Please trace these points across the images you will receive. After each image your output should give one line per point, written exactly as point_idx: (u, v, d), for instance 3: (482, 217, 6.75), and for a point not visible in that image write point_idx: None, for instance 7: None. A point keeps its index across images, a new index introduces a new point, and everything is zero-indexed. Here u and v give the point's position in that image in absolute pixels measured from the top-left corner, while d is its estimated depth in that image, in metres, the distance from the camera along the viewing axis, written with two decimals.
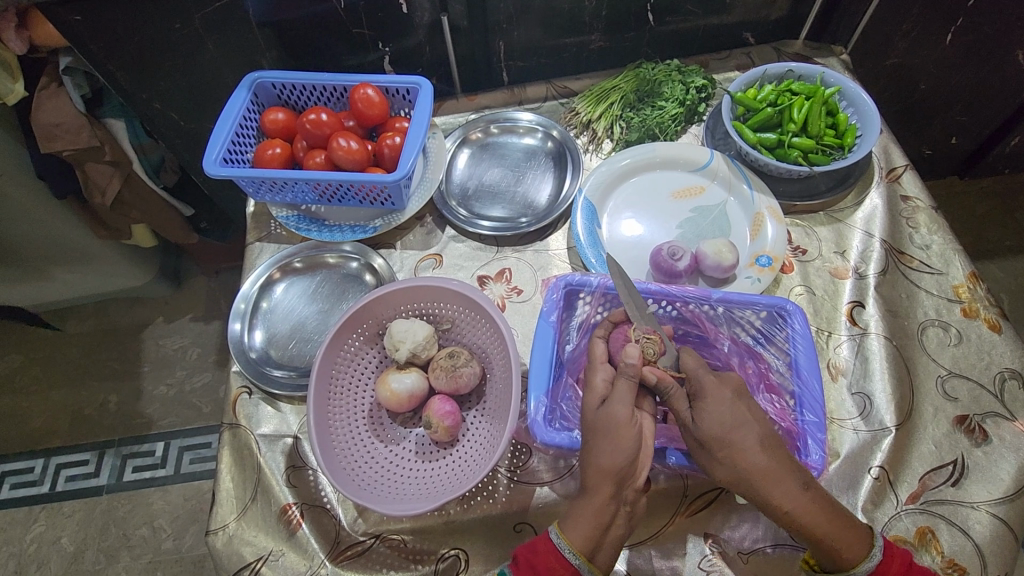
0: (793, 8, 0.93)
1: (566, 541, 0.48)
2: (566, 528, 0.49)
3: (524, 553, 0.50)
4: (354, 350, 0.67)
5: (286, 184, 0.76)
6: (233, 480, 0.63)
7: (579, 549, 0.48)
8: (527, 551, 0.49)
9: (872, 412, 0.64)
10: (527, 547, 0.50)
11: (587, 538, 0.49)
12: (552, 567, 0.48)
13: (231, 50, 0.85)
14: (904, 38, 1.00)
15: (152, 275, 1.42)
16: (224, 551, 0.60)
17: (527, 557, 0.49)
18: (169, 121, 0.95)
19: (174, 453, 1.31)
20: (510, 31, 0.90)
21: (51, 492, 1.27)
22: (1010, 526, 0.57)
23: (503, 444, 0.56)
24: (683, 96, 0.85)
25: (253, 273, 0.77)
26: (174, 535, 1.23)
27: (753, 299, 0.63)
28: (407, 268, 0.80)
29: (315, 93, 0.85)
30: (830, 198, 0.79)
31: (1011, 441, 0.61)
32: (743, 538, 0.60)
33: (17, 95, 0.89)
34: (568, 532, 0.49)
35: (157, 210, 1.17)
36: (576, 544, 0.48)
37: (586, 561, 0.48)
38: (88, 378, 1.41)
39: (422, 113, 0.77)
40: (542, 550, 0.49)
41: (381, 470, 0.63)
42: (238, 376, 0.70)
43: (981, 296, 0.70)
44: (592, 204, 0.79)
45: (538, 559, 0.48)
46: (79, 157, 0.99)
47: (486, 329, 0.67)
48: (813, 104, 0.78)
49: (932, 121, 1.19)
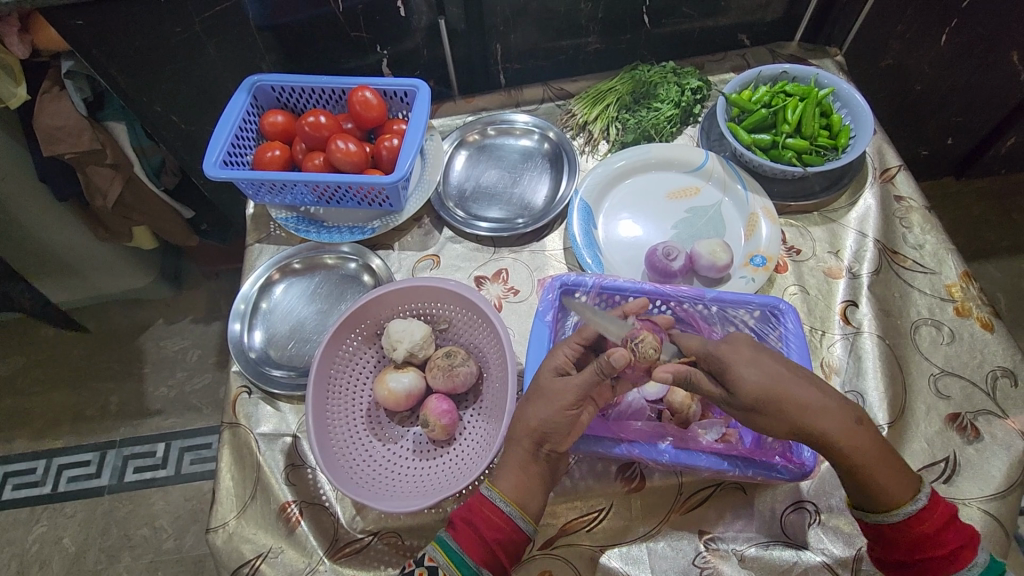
0: (788, 10, 0.94)
1: (498, 493, 0.52)
2: (499, 485, 0.52)
3: (459, 513, 0.52)
4: (352, 350, 0.67)
5: (285, 186, 0.77)
6: (232, 479, 0.64)
7: (509, 500, 0.51)
8: (464, 511, 0.52)
9: (865, 410, 0.65)
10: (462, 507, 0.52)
11: (514, 490, 0.52)
12: (490, 518, 0.51)
13: (230, 53, 0.86)
14: (899, 40, 1.01)
15: (153, 277, 1.43)
16: (223, 548, 0.60)
17: (463, 516, 0.52)
18: (169, 124, 0.96)
19: (175, 453, 1.32)
20: (507, 34, 0.91)
21: (53, 492, 1.28)
22: (1001, 522, 0.57)
23: (499, 442, 0.57)
24: (678, 98, 0.86)
25: (253, 274, 0.78)
26: (175, 536, 1.24)
27: (746, 298, 0.65)
28: (405, 268, 0.81)
29: (314, 96, 0.86)
30: (824, 198, 0.79)
31: (1003, 439, 0.62)
32: (737, 535, 0.60)
33: (20, 98, 0.91)
34: (498, 484, 0.52)
35: (158, 212, 1.18)
36: (505, 492, 0.52)
37: (517, 509, 0.51)
38: (89, 380, 1.42)
39: (419, 115, 0.77)
40: (480, 509, 0.51)
41: (379, 468, 0.63)
42: (237, 375, 0.71)
43: (973, 295, 0.71)
44: (588, 204, 0.80)
45: (478, 518, 0.51)
46: (81, 160, 1.00)
47: (483, 328, 0.67)
48: (807, 105, 0.79)
49: (928, 121, 1.20)
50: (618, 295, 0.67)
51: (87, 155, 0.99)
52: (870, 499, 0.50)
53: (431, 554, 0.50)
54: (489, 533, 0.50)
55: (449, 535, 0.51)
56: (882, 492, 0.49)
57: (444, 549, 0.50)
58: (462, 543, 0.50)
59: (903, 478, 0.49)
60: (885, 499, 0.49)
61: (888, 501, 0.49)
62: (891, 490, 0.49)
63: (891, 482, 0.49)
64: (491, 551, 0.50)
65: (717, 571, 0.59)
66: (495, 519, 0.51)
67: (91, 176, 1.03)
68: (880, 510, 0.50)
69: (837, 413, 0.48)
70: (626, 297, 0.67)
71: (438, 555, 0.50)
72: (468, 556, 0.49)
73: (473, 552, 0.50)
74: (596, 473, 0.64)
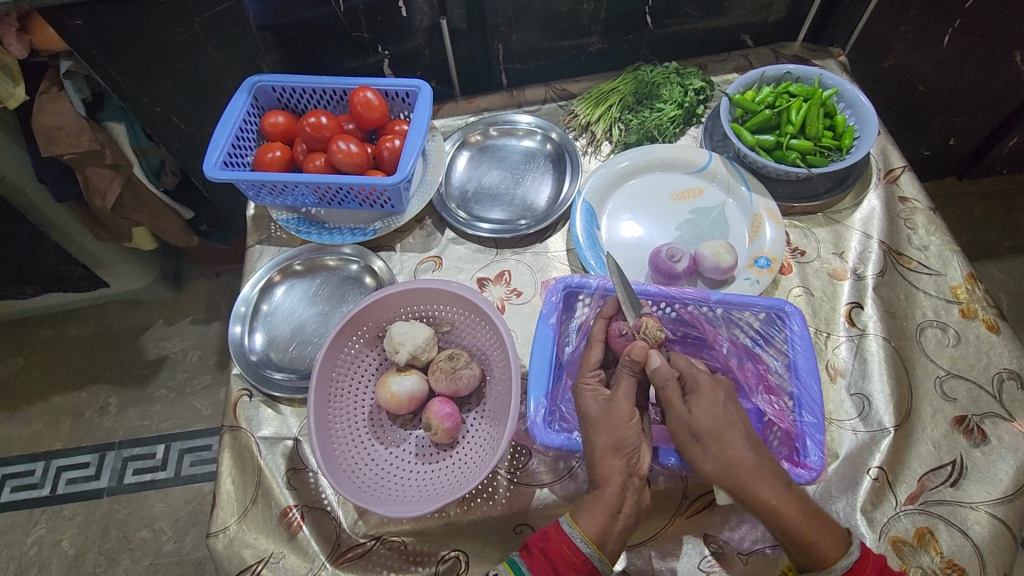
0: (791, 10, 0.94)
1: (578, 530, 0.50)
2: (580, 519, 0.51)
3: (536, 542, 0.50)
4: (354, 353, 0.67)
5: (286, 187, 0.77)
6: (233, 483, 0.63)
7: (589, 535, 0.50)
8: (540, 541, 0.51)
9: (871, 413, 0.64)
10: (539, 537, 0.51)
11: (597, 525, 0.50)
12: (567, 556, 0.49)
13: (231, 53, 0.85)
14: (902, 40, 1.00)
15: (152, 278, 1.42)
16: (224, 553, 0.60)
17: (540, 546, 0.50)
18: (169, 125, 0.95)
19: (175, 455, 1.32)
20: (509, 34, 0.90)
21: (52, 495, 1.28)
22: (1009, 526, 0.57)
23: (502, 446, 0.56)
24: (680, 98, 0.85)
25: (254, 275, 0.78)
26: (174, 538, 1.24)
27: (751, 300, 0.64)
28: (407, 270, 0.80)
29: (315, 96, 0.85)
30: (829, 199, 0.79)
31: (1010, 442, 0.61)
32: (742, 539, 0.60)
33: (18, 98, 0.91)
34: (579, 521, 0.50)
35: (157, 213, 1.17)
36: (588, 532, 0.50)
37: (596, 549, 0.49)
38: (88, 381, 1.41)
39: (421, 116, 0.77)
40: (560, 542, 0.50)
41: (382, 472, 0.63)
42: (238, 378, 0.70)
43: (978, 297, 0.71)
44: (591, 206, 0.79)
45: (554, 552, 0.49)
46: (80, 161, 0.99)
47: (486, 331, 0.67)
48: (811, 106, 0.79)
49: (930, 122, 1.20)
50: None
51: (86, 156, 0.99)
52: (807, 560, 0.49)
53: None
54: (563, 568, 0.49)
55: (523, 564, 0.49)
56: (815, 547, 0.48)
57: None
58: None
59: (832, 531, 0.49)
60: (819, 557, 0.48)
61: (821, 557, 0.48)
62: (818, 542, 0.49)
63: (820, 534, 0.49)
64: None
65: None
66: (572, 557, 0.49)
67: (91, 177, 1.02)
68: (817, 570, 0.48)
69: (768, 475, 0.50)
70: None
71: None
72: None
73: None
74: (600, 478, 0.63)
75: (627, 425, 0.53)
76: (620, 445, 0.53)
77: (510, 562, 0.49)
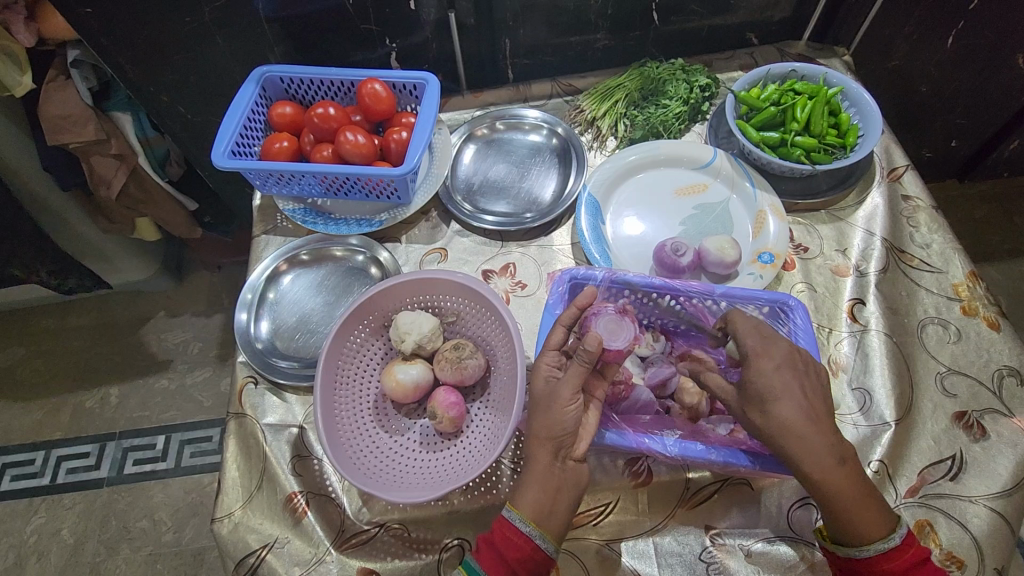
0: (797, 9, 0.94)
1: (516, 512, 0.51)
2: (516, 504, 0.52)
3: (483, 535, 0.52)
4: (359, 342, 0.67)
5: (293, 177, 0.77)
6: (238, 469, 0.64)
7: (523, 514, 0.51)
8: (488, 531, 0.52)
9: (873, 407, 0.65)
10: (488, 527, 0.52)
11: (531, 505, 0.51)
12: (510, 538, 0.51)
13: (239, 44, 0.86)
14: (906, 41, 1.01)
15: (154, 269, 1.42)
16: (229, 538, 0.60)
17: (488, 536, 0.52)
18: (176, 115, 0.95)
19: (175, 446, 1.32)
20: (516, 28, 0.91)
21: (52, 484, 1.28)
22: (1007, 520, 0.58)
23: (507, 434, 0.57)
24: (686, 95, 0.86)
25: (260, 264, 0.78)
26: (174, 528, 1.24)
27: (755, 294, 0.65)
28: (412, 261, 0.80)
29: (323, 87, 0.86)
30: (832, 196, 0.80)
31: (1009, 437, 0.62)
32: (743, 530, 0.60)
33: (25, 87, 0.90)
34: (518, 503, 0.52)
35: (161, 204, 1.17)
36: (525, 512, 0.51)
37: (535, 528, 0.51)
38: (89, 371, 1.41)
39: (428, 109, 0.77)
40: (500, 529, 0.51)
41: (386, 460, 0.63)
42: (243, 366, 0.71)
43: (980, 295, 0.71)
44: (596, 200, 0.80)
45: (499, 540, 0.51)
46: (85, 150, 0.99)
47: (492, 321, 0.67)
48: (815, 103, 0.79)
49: (933, 123, 1.20)
50: (628, 288, 0.67)
51: (91, 145, 0.99)
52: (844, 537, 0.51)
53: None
54: (511, 556, 0.50)
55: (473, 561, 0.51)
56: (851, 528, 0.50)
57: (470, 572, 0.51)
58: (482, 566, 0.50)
59: (881, 514, 0.50)
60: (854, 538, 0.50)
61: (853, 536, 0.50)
62: (859, 525, 0.50)
63: (868, 517, 0.50)
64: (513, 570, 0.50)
65: (723, 565, 0.59)
66: (515, 539, 0.50)
67: (96, 166, 1.03)
68: (851, 544, 0.51)
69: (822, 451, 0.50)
70: (634, 291, 0.67)
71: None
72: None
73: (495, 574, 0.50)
74: (604, 468, 0.64)
75: (563, 410, 0.54)
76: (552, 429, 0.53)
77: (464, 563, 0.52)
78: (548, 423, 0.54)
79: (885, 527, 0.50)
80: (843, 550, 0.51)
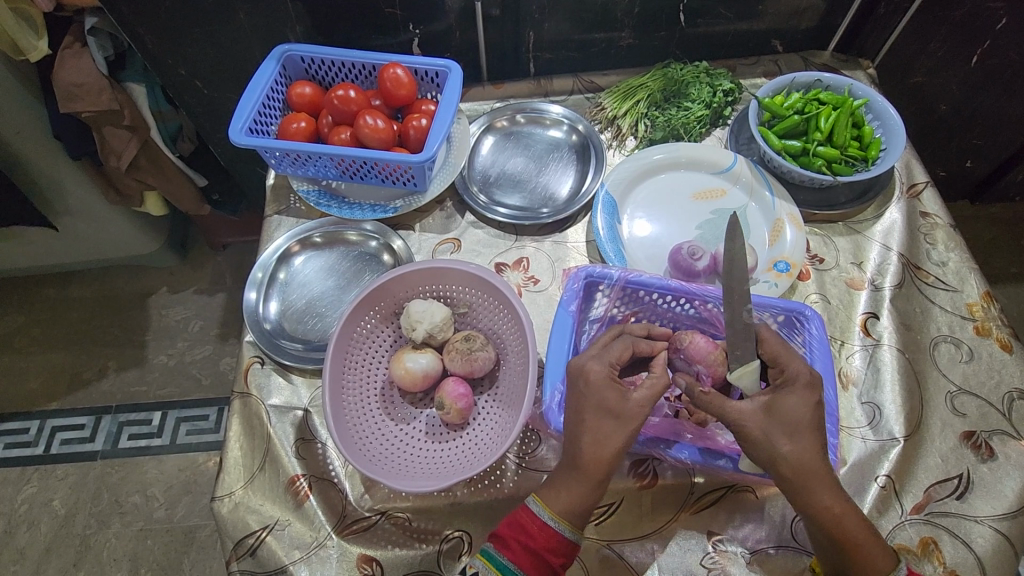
0: (824, 19, 0.93)
1: (545, 508, 0.51)
2: (548, 500, 0.51)
3: (509, 532, 0.51)
4: (369, 328, 0.67)
5: (309, 158, 0.76)
6: (241, 449, 0.63)
7: (561, 515, 0.50)
8: (513, 529, 0.51)
9: (881, 422, 0.65)
10: (511, 523, 0.51)
11: (566, 502, 0.51)
12: (536, 536, 0.50)
13: (262, 21, 0.85)
14: (930, 58, 1.00)
15: (159, 243, 1.41)
16: (229, 517, 0.60)
17: (515, 535, 0.51)
18: (192, 89, 0.94)
19: (172, 422, 1.31)
20: (541, 22, 0.90)
21: (45, 454, 1.27)
22: (1011, 541, 0.58)
23: (516, 429, 0.56)
24: (709, 99, 0.85)
25: (272, 244, 0.77)
26: (166, 505, 1.23)
27: (771, 302, 0.64)
28: (425, 250, 0.80)
29: (344, 69, 0.85)
30: (850, 209, 0.79)
31: (1017, 460, 0.62)
32: (746, 537, 0.60)
33: (41, 52, 0.90)
34: (548, 500, 0.51)
35: (170, 178, 1.16)
36: (557, 510, 0.51)
37: (569, 527, 0.50)
38: (88, 343, 1.41)
39: (450, 97, 0.76)
40: (535, 529, 0.50)
41: (391, 448, 0.63)
42: (251, 345, 0.70)
43: (993, 315, 0.71)
44: (613, 199, 0.79)
45: (536, 542, 0.50)
46: (97, 119, 0.98)
47: (504, 315, 0.67)
48: (840, 114, 0.79)
49: (950, 141, 1.20)
50: (643, 290, 0.66)
51: (104, 115, 0.98)
52: (845, 572, 0.50)
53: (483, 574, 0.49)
54: (553, 558, 0.50)
55: (500, 555, 0.50)
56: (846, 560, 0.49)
57: (497, 567, 0.49)
58: (515, 564, 0.49)
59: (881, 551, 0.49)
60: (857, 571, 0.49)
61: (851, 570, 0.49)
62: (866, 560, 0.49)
63: (870, 552, 0.49)
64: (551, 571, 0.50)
65: (725, 572, 0.59)
66: (545, 537, 0.50)
67: (107, 136, 1.02)
68: None
69: None
70: (650, 293, 0.66)
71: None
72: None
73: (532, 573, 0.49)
74: None
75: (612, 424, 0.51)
76: (594, 444, 0.51)
77: (487, 553, 0.50)
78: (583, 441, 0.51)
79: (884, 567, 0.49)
80: None
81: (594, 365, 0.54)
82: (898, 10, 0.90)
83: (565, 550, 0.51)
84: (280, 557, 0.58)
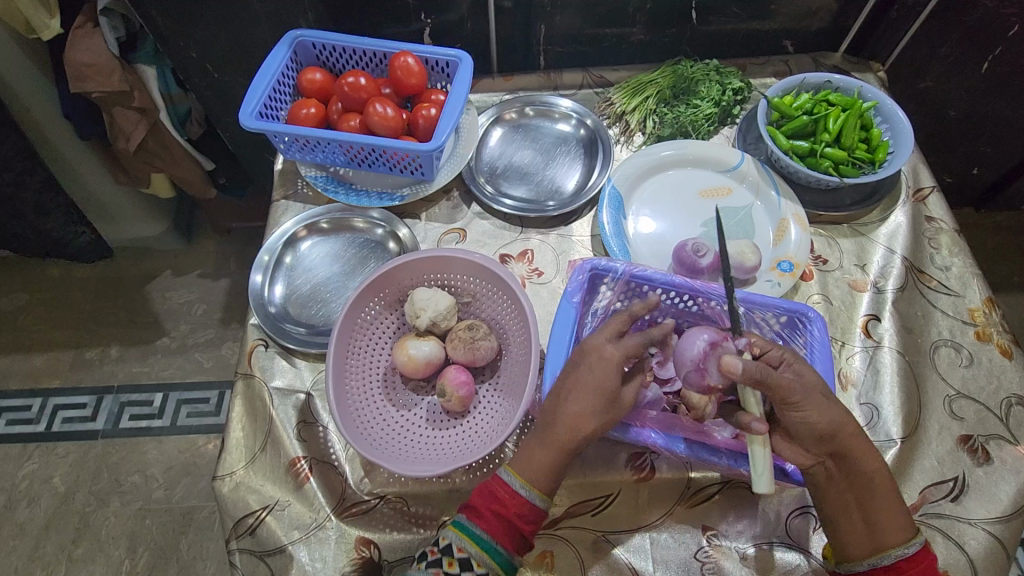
0: (836, 20, 0.93)
1: (516, 476, 0.52)
2: (519, 467, 0.52)
3: (482, 503, 0.52)
4: (373, 314, 0.67)
5: (319, 144, 0.77)
6: (243, 429, 0.64)
7: (531, 481, 0.51)
8: (484, 498, 0.52)
9: (880, 423, 0.65)
10: (482, 493, 0.52)
11: (535, 470, 0.52)
12: (507, 501, 0.51)
13: (274, 7, 0.85)
14: (942, 62, 1.00)
15: (164, 226, 1.42)
16: (230, 496, 0.61)
17: (489, 504, 0.51)
18: (203, 71, 0.95)
19: (173, 404, 1.32)
20: (553, 14, 0.90)
21: (47, 432, 1.28)
22: (1003, 544, 0.58)
23: (517, 418, 0.57)
24: (718, 97, 0.85)
25: (278, 228, 0.78)
26: (165, 485, 1.24)
27: (774, 301, 0.64)
28: (430, 239, 0.80)
29: (354, 57, 0.85)
30: (855, 211, 0.79)
31: (1013, 464, 0.62)
32: (740, 533, 0.61)
33: (53, 31, 0.90)
34: (518, 469, 0.52)
35: (178, 162, 1.16)
36: (526, 477, 0.52)
37: (539, 494, 0.51)
38: (92, 323, 1.42)
39: (459, 87, 0.77)
40: (506, 496, 0.51)
41: (393, 433, 0.63)
42: (255, 328, 0.71)
43: (995, 321, 0.71)
44: (618, 194, 0.79)
45: (506, 508, 0.51)
46: (108, 100, 0.98)
47: (508, 305, 0.67)
48: (849, 116, 0.79)
49: (959, 146, 1.20)
50: (646, 285, 0.66)
51: (114, 95, 0.98)
52: (879, 537, 0.52)
53: (458, 544, 0.50)
54: (523, 525, 0.51)
55: (473, 525, 0.51)
56: (878, 528, 0.52)
57: (471, 538, 0.50)
58: (489, 532, 0.50)
59: (904, 517, 0.53)
60: (890, 539, 0.52)
61: (883, 539, 0.52)
62: (894, 520, 0.52)
63: (899, 512, 0.52)
64: (523, 536, 0.51)
65: (718, 566, 0.59)
66: (516, 504, 0.51)
67: (117, 117, 1.02)
68: (894, 546, 0.51)
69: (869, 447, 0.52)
70: (653, 288, 0.67)
71: (468, 544, 0.50)
72: (500, 545, 0.50)
73: (504, 539, 0.50)
74: (606, 460, 0.64)
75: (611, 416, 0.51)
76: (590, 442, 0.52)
77: (459, 525, 0.51)
78: (574, 429, 0.52)
79: (906, 533, 0.52)
80: (879, 558, 0.52)
81: (595, 348, 0.54)
82: (910, 15, 0.90)
83: (534, 517, 0.51)
84: (280, 537, 0.59)
